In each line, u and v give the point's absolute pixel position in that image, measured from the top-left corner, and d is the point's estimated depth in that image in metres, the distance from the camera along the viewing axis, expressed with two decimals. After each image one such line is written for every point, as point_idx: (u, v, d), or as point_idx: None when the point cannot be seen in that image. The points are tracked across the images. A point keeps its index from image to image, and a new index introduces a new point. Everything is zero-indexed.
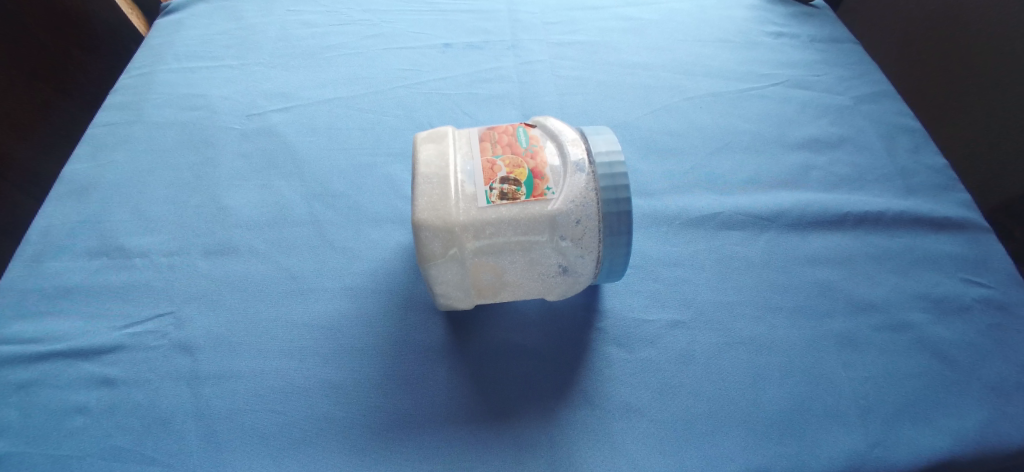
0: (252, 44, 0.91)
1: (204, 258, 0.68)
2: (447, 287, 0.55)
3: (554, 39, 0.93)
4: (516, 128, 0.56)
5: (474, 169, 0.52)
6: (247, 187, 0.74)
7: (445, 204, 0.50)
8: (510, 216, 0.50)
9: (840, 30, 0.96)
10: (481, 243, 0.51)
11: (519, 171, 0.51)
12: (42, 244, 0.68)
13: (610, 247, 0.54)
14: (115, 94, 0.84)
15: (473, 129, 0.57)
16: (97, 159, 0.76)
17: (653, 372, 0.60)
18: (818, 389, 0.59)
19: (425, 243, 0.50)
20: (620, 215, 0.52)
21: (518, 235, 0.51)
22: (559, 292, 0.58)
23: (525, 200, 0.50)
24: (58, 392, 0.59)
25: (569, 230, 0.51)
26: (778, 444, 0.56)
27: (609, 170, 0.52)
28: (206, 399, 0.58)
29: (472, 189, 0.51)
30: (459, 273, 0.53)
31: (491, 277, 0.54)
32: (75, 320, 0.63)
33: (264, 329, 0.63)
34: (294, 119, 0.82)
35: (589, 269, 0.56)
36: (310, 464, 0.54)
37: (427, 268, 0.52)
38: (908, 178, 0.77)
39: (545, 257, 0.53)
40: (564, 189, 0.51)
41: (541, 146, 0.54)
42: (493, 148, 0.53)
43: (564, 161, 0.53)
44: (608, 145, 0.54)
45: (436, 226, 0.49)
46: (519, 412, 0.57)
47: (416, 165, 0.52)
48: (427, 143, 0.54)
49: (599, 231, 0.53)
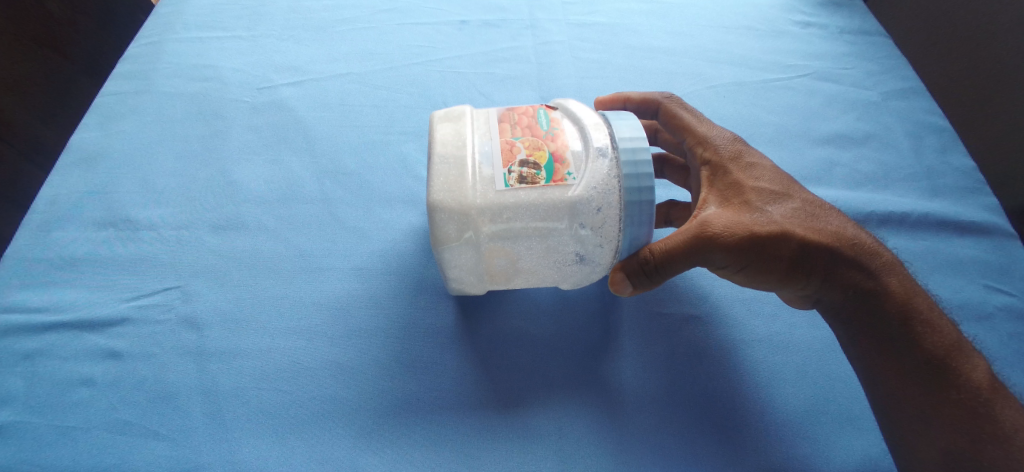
0: (265, 15, 0.89)
1: (212, 233, 0.67)
2: (460, 271, 0.54)
3: (575, 20, 0.90)
4: (535, 110, 0.54)
5: (491, 151, 0.50)
6: (256, 162, 0.73)
7: (461, 186, 0.48)
8: (528, 201, 0.48)
9: (871, 22, 0.93)
10: (497, 228, 0.49)
11: (539, 154, 0.49)
12: (48, 213, 0.67)
13: (631, 238, 0.50)
14: (124, 62, 0.82)
15: (492, 109, 0.55)
16: (106, 128, 0.75)
17: (666, 366, 0.59)
18: (835, 390, 0.58)
19: (440, 227, 0.48)
20: (643, 203, 0.49)
21: (535, 221, 0.49)
22: (574, 281, 0.57)
23: (544, 185, 0.48)
24: (64, 364, 0.58)
25: (589, 218, 0.49)
26: (737, 441, 0.55)
27: (633, 156, 0.49)
28: (213, 376, 0.57)
29: (489, 171, 0.49)
30: (473, 258, 0.52)
31: (506, 263, 0.53)
32: (82, 291, 0.62)
33: (272, 307, 0.62)
34: (306, 94, 0.80)
35: (609, 259, 0.53)
36: (316, 446, 0.54)
37: (440, 252, 0.50)
38: (934, 178, 0.75)
39: (563, 244, 0.52)
40: (584, 175, 0.49)
41: (562, 130, 0.52)
42: (513, 129, 0.52)
43: (585, 147, 0.51)
44: (633, 129, 0.51)
45: (450, 208, 0.48)
46: (525, 401, 0.56)
47: (432, 144, 0.50)
48: (444, 123, 0.53)
49: (621, 219, 0.50)
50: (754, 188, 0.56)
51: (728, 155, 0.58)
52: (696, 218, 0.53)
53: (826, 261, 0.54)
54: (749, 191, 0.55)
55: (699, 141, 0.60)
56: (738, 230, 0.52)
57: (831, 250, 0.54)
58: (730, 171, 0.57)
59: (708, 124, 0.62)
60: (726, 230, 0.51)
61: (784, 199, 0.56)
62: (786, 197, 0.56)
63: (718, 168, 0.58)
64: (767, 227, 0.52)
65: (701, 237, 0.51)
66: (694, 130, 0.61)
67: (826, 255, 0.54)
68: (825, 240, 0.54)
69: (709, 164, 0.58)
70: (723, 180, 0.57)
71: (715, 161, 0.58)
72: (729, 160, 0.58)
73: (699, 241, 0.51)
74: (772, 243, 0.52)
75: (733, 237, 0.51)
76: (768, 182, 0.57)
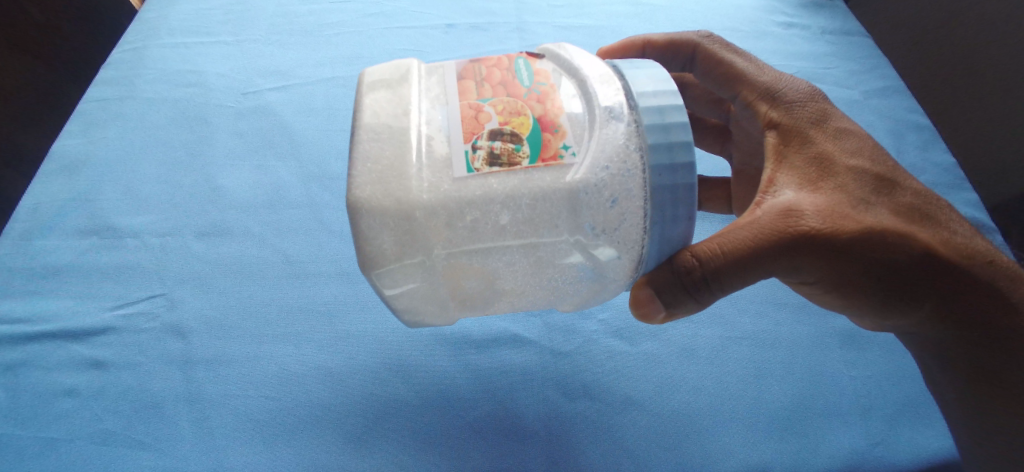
0: (250, 20, 0.88)
1: (197, 239, 0.66)
2: (404, 295, 0.44)
3: (560, 23, 0.91)
4: (514, 60, 0.44)
5: (449, 119, 0.41)
6: (243, 167, 0.72)
7: (402, 179, 0.38)
8: (503, 192, 0.39)
9: (852, 23, 0.94)
10: (454, 234, 0.41)
11: (520, 121, 0.40)
12: (30, 222, 0.67)
13: (659, 238, 0.41)
14: (107, 69, 0.81)
15: (451, 63, 0.46)
16: (88, 135, 0.74)
17: (655, 366, 0.59)
18: (820, 386, 0.58)
19: (373, 236, 0.39)
20: (678, 188, 0.40)
21: (511, 221, 0.41)
22: (556, 292, 0.49)
23: (529, 166, 0.39)
24: (47, 375, 0.57)
25: (598, 213, 0.40)
26: (708, 440, 0.55)
27: (660, 120, 0.40)
28: (199, 384, 0.57)
29: (446, 151, 0.40)
30: (420, 279, 0.42)
31: (468, 278, 0.44)
32: (64, 300, 0.62)
33: (260, 313, 0.61)
34: (292, 98, 0.79)
35: (614, 263, 0.45)
36: (307, 453, 0.54)
37: (372, 274, 0.40)
38: (916, 175, 0.76)
39: (549, 248, 0.43)
40: (589, 149, 0.40)
41: (549, 86, 0.43)
42: (480, 90, 0.42)
43: (583, 112, 0.41)
44: (655, 84, 0.42)
45: (385, 209, 0.38)
46: (518, 402, 0.56)
47: (357, 123, 0.41)
48: (378, 87, 0.43)
49: (642, 211, 0.41)
50: (838, 163, 0.48)
51: (802, 119, 0.51)
52: (773, 206, 0.45)
53: (940, 270, 0.47)
54: (832, 165, 0.48)
55: (762, 94, 0.54)
56: (826, 222, 0.44)
57: (947, 258, 0.48)
58: (806, 137, 0.50)
59: (771, 75, 0.55)
60: (812, 223, 0.44)
61: (891, 190, 0.49)
62: (893, 188, 0.49)
63: (788, 133, 0.51)
64: (857, 217, 0.45)
65: (782, 235, 0.43)
66: (751, 78, 0.55)
67: (943, 264, 0.47)
68: (942, 247, 0.48)
69: (778, 127, 0.51)
70: (798, 152, 0.49)
71: (786, 124, 0.51)
72: (803, 125, 0.51)
73: (800, 234, 0.43)
74: (865, 239, 0.45)
75: (820, 232, 0.44)
76: (849, 155, 0.49)
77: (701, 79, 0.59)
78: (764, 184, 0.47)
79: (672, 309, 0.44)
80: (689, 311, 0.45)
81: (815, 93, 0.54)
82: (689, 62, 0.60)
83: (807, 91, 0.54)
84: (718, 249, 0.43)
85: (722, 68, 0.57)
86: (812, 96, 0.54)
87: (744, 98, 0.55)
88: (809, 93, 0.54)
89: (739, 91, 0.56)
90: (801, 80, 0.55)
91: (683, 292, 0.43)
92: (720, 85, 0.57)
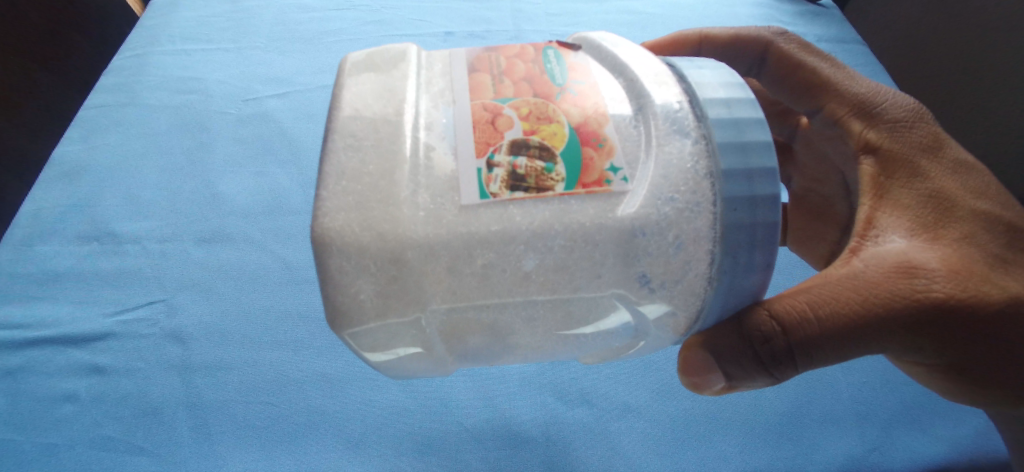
0: (249, 27, 0.89)
1: (197, 245, 0.66)
2: (390, 355, 0.36)
3: (559, 31, 0.91)
4: (541, 51, 0.38)
5: (457, 124, 0.34)
6: (243, 174, 0.73)
7: (388, 207, 0.31)
8: (531, 228, 0.32)
9: (847, 32, 0.95)
10: (459, 282, 0.33)
11: (551, 132, 0.33)
12: (30, 227, 0.67)
13: (727, 289, 0.34)
14: (108, 75, 0.82)
15: (459, 51, 0.39)
16: (89, 141, 0.74)
17: (651, 371, 0.60)
18: (815, 393, 0.59)
19: (347, 282, 0.31)
20: (756, 226, 0.33)
21: (536, 267, 0.33)
22: (583, 345, 0.40)
23: (563, 192, 0.32)
24: (47, 379, 0.58)
25: (658, 261, 0.33)
26: (705, 446, 0.55)
27: (736, 137, 0.33)
28: (198, 390, 0.57)
29: (452, 168, 0.32)
30: (410, 338, 0.35)
31: (473, 335, 0.36)
32: (64, 306, 0.62)
33: (259, 319, 0.62)
34: (291, 105, 0.80)
35: (661, 322, 0.37)
36: (306, 457, 0.54)
37: (345, 334, 0.32)
38: None
39: (582, 301, 0.35)
40: (646, 172, 0.32)
41: (583, 88, 0.36)
42: (498, 87, 0.36)
43: (635, 120, 0.34)
44: (724, 93, 0.35)
45: (364, 247, 0.31)
46: (515, 409, 0.57)
47: (332, 124, 0.34)
48: (360, 76, 0.36)
49: (710, 255, 0.33)
50: (952, 202, 0.42)
51: (908, 145, 0.45)
52: (875, 257, 0.39)
53: None
54: (945, 204, 0.42)
55: (854, 109, 0.48)
56: (943, 281, 0.38)
57: None
58: (914, 168, 0.44)
59: (867, 86, 0.49)
60: (926, 282, 0.38)
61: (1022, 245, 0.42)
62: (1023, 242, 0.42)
63: (889, 161, 0.45)
64: (980, 274, 0.39)
65: (888, 296, 0.38)
66: (841, 88, 0.49)
67: None
68: None
69: (877, 153, 0.45)
70: (904, 186, 0.43)
71: (888, 148, 0.45)
72: (910, 152, 0.45)
73: (914, 293, 0.38)
74: (993, 303, 0.38)
75: (933, 294, 0.38)
76: (965, 191, 0.43)
77: (771, 85, 0.55)
78: (862, 225, 0.42)
79: (730, 378, 0.39)
80: (754, 382, 0.40)
81: (921, 111, 0.48)
82: (756, 64, 0.56)
83: (911, 109, 0.48)
84: (807, 313, 0.38)
85: (801, 74, 0.52)
86: (919, 114, 0.47)
87: (831, 112, 0.49)
88: (914, 111, 0.48)
89: (823, 104, 0.50)
90: (904, 94, 0.49)
91: (749, 361, 0.38)
92: (797, 94, 0.52)
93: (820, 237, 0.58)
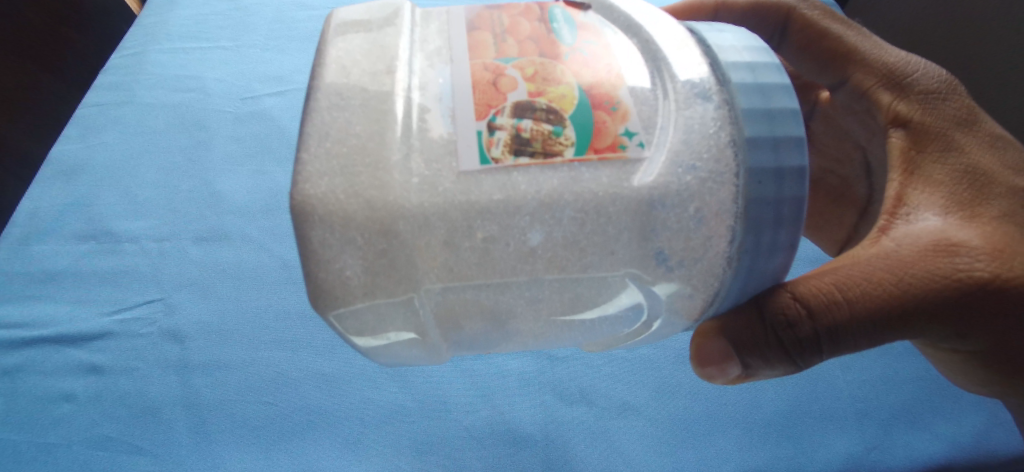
0: (249, 26, 0.89)
1: (195, 243, 0.66)
2: (379, 339, 0.34)
3: None
4: (547, 10, 0.35)
5: (455, 85, 0.30)
6: (241, 172, 0.72)
7: (377, 173, 0.28)
8: (537, 198, 0.28)
9: None
10: (456, 258, 0.30)
11: (559, 93, 0.30)
12: (27, 226, 0.67)
13: (749, 270, 0.31)
14: (106, 74, 0.82)
15: (458, 9, 0.36)
16: (87, 140, 0.74)
17: (651, 369, 0.59)
18: (817, 390, 0.58)
19: (330, 257, 0.28)
20: (783, 203, 0.30)
21: (543, 242, 0.29)
22: (590, 330, 0.38)
23: (573, 158, 0.28)
24: (43, 379, 0.57)
25: (679, 235, 0.29)
26: (706, 444, 0.55)
27: (763, 103, 0.30)
28: (195, 389, 0.57)
29: (449, 131, 0.29)
30: (402, 321, 0.32)
31: (471, 319, 0.34)
32: (61, 305, 0.62)
33: (256, 318, 0.61)
34: (290, 104, 0.80)
35: (677, 306, 0.33)
36: (302, 457, 0.53)
37: (329, 315, 0.29)
38: None
39: (592, 280, 0.31)
40: (665, 137, 0.29)
41: (594, 49, 0.32)
42: (500, 46, 0.32)
43: (651, 84, 0.31)
44: (749, 56, 0.32)
45: (350, 216, 0.27)
46: (514, 408, 0.56)
47: (315, 83, 0.30)
48: (348, 34, 0.33)
49: (732, 231, 0.29)
50: (986, 177, 0.40)
51: (939, 117, 0.44)
52: (907, 236, 0.37)
53: None
54: (979, 179, 0.40)
55: (883, 80, 0.47)
56: (980, 258, 0.36)
57: None
58: (947, 143, 0.42)
59: (896, 57, 0.48)
60: (962, 260, 0.36)
61: None
62: None
63: (920, 135, 0.43)
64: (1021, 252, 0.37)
65: (923, 275, 0.36)
66: (868, 59, 0.48)
67: None
68: None
69: (907, 126, 0.44)
70: (935, 161, 0.41)
71: (918, 122, 0.44)
72: (941, 124, 0.43)
73: (951, 272, 0.36)
74: None
75: (971, 272, 0.36)
76: (999, 167, 0.42)
77: (793, 58, 0.53)
78: (891, 203, 0.40)
79: (748, 365, 0.38)
80: (772, 371, 0.38)
81: (953, 82, 0.46)
82: (777, 34, 0.54)
83: (944, 79, 0.46)
84: (836, 295, 0.36)
85: (826, 45, 0.50)
86: (951, 86, 0.46)
87: (858, 84, 0.48)
88: (946, 82, 0.46)
89: (849, 75, 0.49)
90: (935, 64, 0.47)
91: (769, 348, 0.36)
92: (822, 66, 0.51)
93: (838, 221, 0.56)
